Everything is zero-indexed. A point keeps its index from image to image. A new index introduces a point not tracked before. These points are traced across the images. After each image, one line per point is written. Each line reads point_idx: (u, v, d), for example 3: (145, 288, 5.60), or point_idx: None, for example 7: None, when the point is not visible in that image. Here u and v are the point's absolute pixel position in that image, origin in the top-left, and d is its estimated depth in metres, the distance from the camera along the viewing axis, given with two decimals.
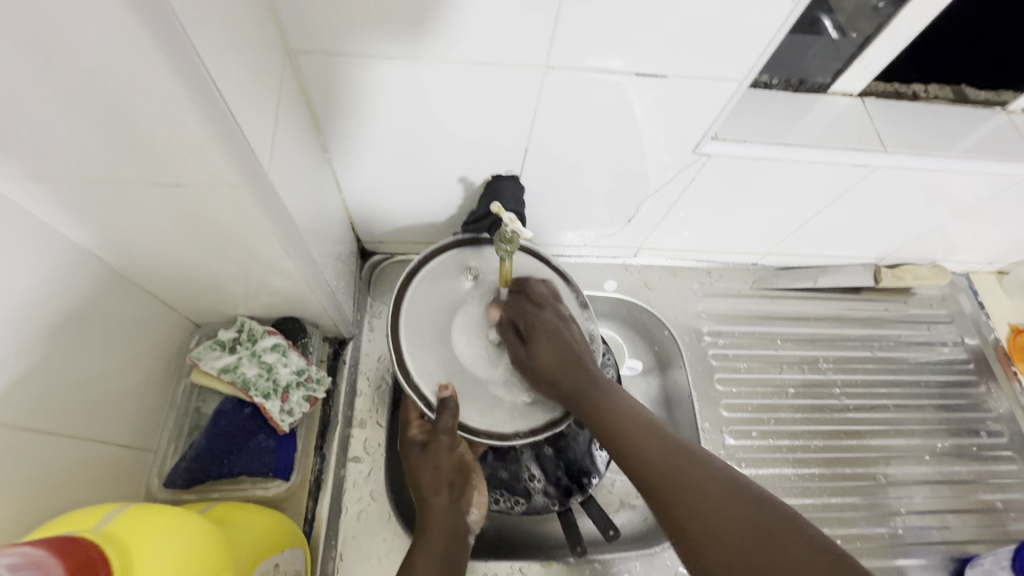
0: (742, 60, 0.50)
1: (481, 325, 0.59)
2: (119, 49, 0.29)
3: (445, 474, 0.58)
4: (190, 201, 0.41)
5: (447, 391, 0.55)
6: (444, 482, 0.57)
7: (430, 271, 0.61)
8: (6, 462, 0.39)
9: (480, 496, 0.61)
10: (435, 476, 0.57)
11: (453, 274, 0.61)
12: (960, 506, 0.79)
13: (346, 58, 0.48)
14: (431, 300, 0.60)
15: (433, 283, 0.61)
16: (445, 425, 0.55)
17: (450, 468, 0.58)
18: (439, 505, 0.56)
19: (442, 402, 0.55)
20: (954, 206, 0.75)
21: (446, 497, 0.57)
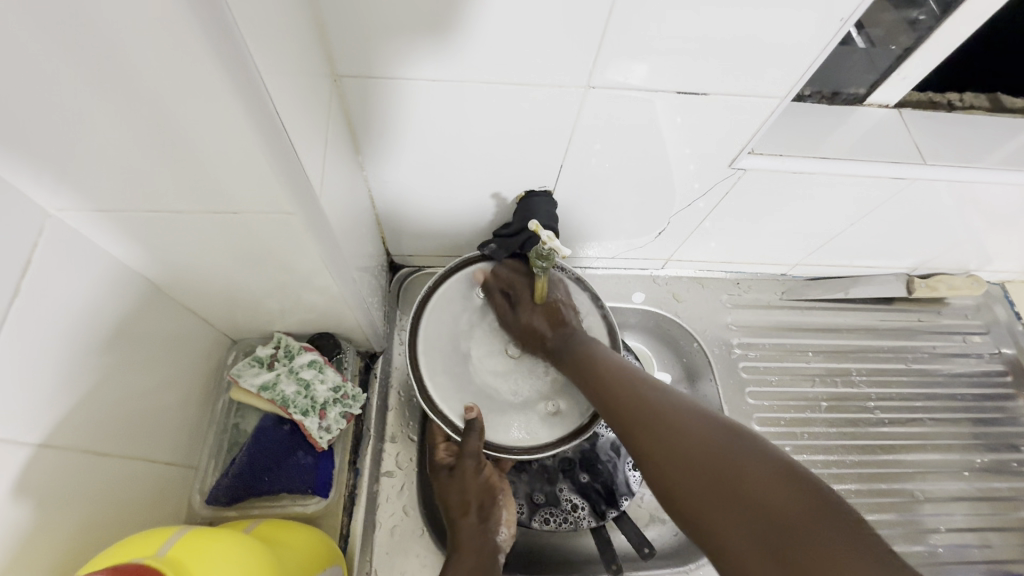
0: (785, 77, 0.49)
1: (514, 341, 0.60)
2: (192, 86, 0.30)
3: (473, 494, 0.58)
4: (239, 225, 0.42)
5: (472, 413, 0.55)
6: (473, 503, 0.57)
7: (459, 287, 0.62)
8: (69, 484, 0.40)
9: (510, 513, 0.60)
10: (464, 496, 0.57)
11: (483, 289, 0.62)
12: (1001, 524, 0.77)
13: (389, 78, 0.48)
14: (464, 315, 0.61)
15: (464, 299, 0.61)
16: (472, 446, 0.55)
17: (476, 489, 0.58)
18: (468, 528, 0.56)
19: (468, 424, 0.55)
20: (992, 217, 0.73)
21: (475, 519, 0.57)
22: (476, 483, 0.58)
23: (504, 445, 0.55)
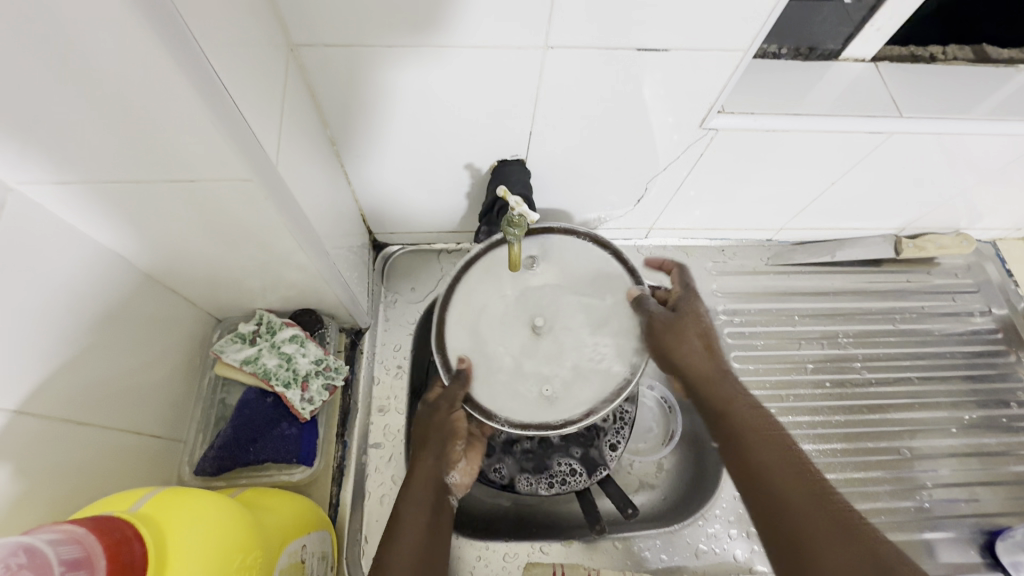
0: (746, 30, 0.49)
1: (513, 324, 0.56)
2: (127, 51, 0.30)
3: (437, 438, 0.56)
4: (202, 196, 0.42)
5: (464, 364, 0.52)
6: (436, 448, 0.57)
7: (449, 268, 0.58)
8: (45, 452, 0.41)
9: (469, 462, 0.59)
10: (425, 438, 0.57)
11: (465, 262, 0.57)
12: (990, 479, 0.77)
13: (352, 50, 0.49)
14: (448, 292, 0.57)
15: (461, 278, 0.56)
16: (454, 395, 0.51)
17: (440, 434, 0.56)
18: (422, 473, 0.56)
19: (456, 373, 0.52)
20: (977, 171, 0.72)
21: (432, 461, 0.57)
22: (447, 428, 0.56)
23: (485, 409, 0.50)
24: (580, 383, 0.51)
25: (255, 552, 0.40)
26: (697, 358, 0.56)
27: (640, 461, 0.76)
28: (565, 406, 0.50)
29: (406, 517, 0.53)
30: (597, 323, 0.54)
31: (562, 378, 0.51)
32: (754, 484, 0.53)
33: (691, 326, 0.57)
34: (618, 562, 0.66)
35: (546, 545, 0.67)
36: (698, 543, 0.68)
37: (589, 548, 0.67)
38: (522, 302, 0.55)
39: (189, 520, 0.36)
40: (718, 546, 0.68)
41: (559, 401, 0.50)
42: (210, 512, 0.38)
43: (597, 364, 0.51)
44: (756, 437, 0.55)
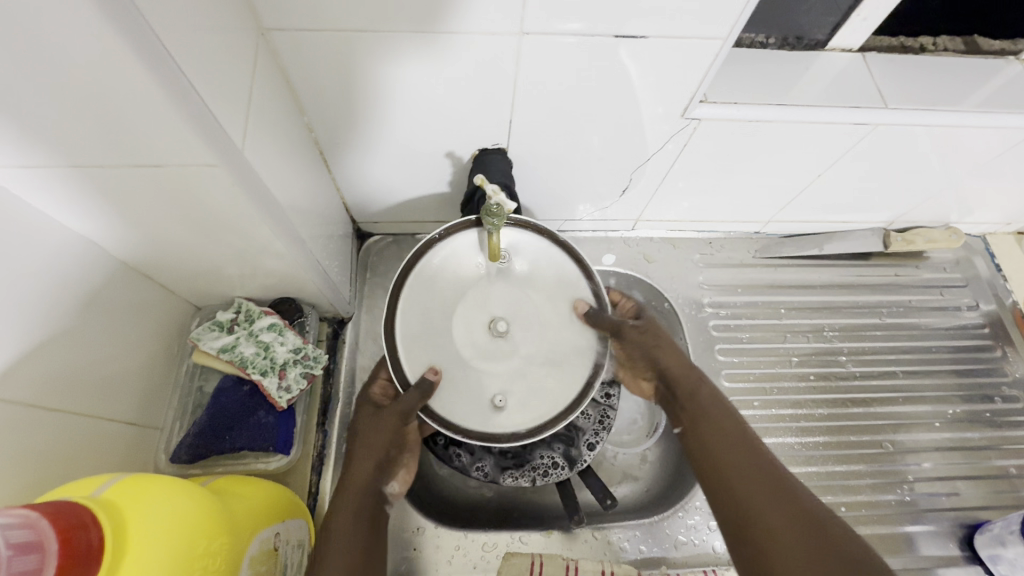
0: (725, 17, 0.48)
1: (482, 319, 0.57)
2: (76, 31, 0.30)
3: (381, 444, 0.53)
4: (168, 181, 0.42)
5: (435, 375, 0.53)
6: (380, 451, 0.53)
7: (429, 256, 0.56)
8: (12, 438, 0.41)
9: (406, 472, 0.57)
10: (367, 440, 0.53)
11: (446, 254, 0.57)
12: (972, 473, 0.77)
13: (323, 34, 0.48)
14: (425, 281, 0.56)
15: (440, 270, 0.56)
16: (409, 404, 0.51)
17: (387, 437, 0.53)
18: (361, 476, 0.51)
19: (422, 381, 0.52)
20: (965, 165, 0.72)
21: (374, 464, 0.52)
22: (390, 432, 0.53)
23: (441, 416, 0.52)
24: (534, 395, 0.54)
25: (221, 544, 0.40)
26: (666, 357, 0.56)
27: (625, 453, 0.76)
28: (514, 418, 0.53)
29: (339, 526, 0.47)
30: (551, 337, 0.56)
31: (516, 388, 0.54)
32: (708, 469, 0.46)
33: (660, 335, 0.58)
34: (597, 553, 0.66)
35: (526, 536, 0.66)
36: (678, 534, 0.69)
37: (569, 538, 0.67)
38: (482, 304, 0.57)
39: (152, 511, 0.36)
40: (698, 537, 0.68)
41: (512, 409, 0.53)
42: (175, 502, 0.37)
43: (546, 379, 0.55)
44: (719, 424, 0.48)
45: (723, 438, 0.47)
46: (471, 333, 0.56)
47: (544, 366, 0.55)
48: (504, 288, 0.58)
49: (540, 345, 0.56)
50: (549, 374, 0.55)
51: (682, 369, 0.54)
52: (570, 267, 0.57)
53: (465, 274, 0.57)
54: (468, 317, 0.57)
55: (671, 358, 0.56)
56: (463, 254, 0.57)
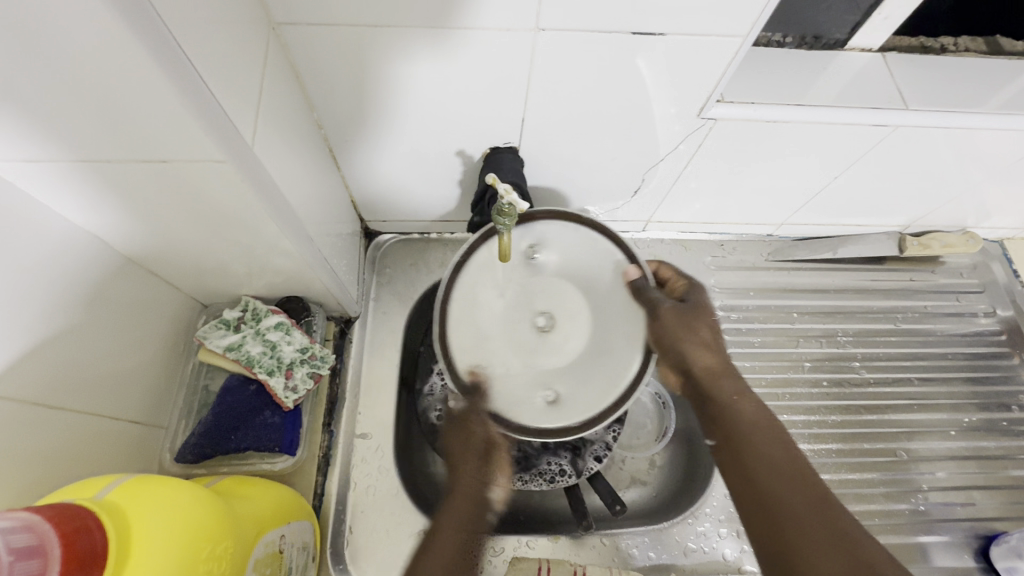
0: (746, 13, 0.47)
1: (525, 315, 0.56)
2: (82, 22, 0.29)
3: (467, 452, 0.52)
4: (176, 178, 0.41)
5: (478, 377, 0.53)
6: (471, 460, 0.51)
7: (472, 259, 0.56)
8: (17, 436, 0.41)
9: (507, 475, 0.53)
10: (458, 453, 0.52)
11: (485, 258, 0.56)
12: (987, 483, 0.76)
13: (334, 28, 0.47)
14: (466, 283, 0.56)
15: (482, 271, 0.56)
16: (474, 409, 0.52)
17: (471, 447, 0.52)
18: (462, 482, 0.50)
19: (473, 387, 0.53)
20: (986, 168, 0.70)
21: (472, 475, 0.51)
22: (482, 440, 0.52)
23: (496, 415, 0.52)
24: (582, 386, 0.53)
25: (225, 549, 0.39)
26: (701, 353, 0.50)
27: (633, 458, 0.75)
28: (563, 411, 0.52)
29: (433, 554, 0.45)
30: (598, 326, 0.55)
31: (564, 381, 0.53)
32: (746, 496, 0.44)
33: (699, 320, 0.51)
34: (606, 559, 0.65)
35: (533, 540, 0.65)
36: (687, 541, 0.67)
37: (577, 544, 0.66)
38: (524, 299, 0.56)
39: (157, 515, 0.35)
40: (708, 544, 0.67)
41: (564, 401, 0.52)
42: (181, 505, 0.37)
43: (594, 368, 0.53)
44: (754, 443, 0.45)
45: (769, 468, 0.44)
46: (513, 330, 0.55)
47: (590, 354, 0.54)
48: (545, 280, 0.56)
49: (585, 333, 0.55)
50: (594, 364, 0.53)
51: (717, 373, 0.50)
52: (604, 244, 0.56)
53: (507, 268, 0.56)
54: (511, 315, 0.56)
55: (707, 357, 0.50)
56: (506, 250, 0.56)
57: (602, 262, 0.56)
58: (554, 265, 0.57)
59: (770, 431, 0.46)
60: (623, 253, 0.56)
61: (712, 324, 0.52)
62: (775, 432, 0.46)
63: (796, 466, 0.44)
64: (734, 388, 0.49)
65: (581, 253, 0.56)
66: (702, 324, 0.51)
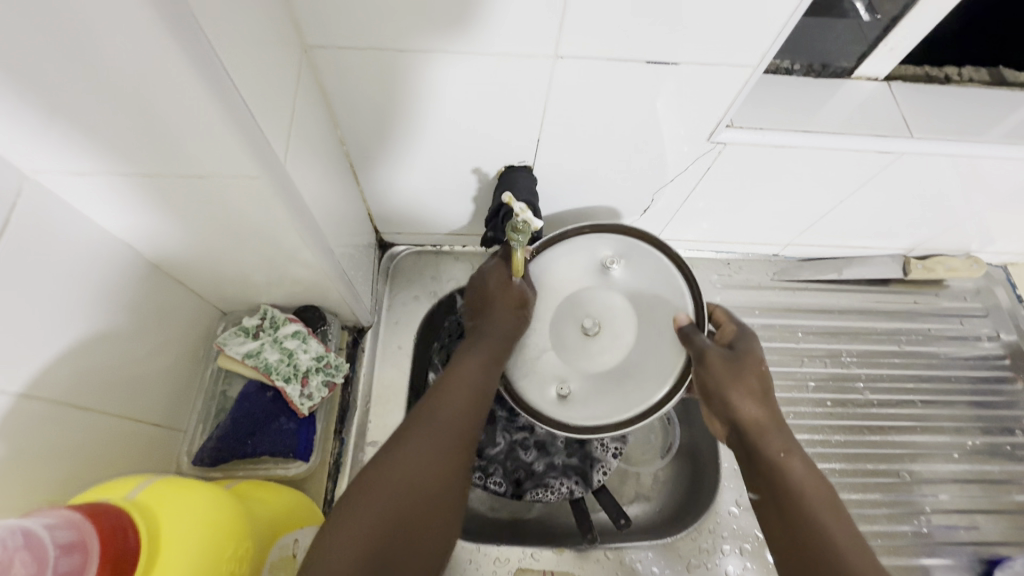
0: (758, 44, 0.49)
1: (577, 316, 0.60)
2: (138, 47, 0.31)
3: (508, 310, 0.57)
4: (211, 190, 0.43)
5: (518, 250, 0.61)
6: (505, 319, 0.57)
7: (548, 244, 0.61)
8: (49, 435, 0.42)
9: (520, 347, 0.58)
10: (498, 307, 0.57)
11: (556, 246, 0.61)
12: (991, 507, 0.76)
13: (363, 51, 0.49)
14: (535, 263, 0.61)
15: (551, 258, 0.61)
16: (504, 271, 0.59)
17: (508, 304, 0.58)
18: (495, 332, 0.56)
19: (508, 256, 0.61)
20: (990, 195, 0.71)
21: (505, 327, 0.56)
22: (501, 326, 0.56)
23: (522, 402, 0.56)
24: (597, 398, 0.56)
25: (245, 552, 0.40)
26: (749, 404, 0.50)
27: (638, 474, 0.76)
28: (572, 410, 0.56)
29: (444, 403, 0.49)
30: (635, 351, 0.58)
31: (584, 385, 0.57)
32: (794, 560, 0.44)
33: (748, 370, 0.51)
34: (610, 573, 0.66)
35: (538, 552, 0.66)
36: (692, 557, 0.68)
37: (582, 557, 0.67)
38: (584, 299, 0.60)
39: (185, 514, 0.37)
40: (712, 561, 0.68)
41: (572, 404, 0.56)
42: (206, 506, 0.38)
43: (617, 385, 0.57)
44: (803, 505, 0.45)
45: (815, 531, 0.44)
46: (561, 326, 0.60)
47: (616, 375, 0.57)
48: (607, 294, 0.60)
49: (623, 354, 0.58)
50: (618, 384, 0.57)
51: (763, 426, 0.49)
52: (676, 279, 0.57)
53: (576, 266, 0.61)
54: (566, 309, 0.60)
55: (753, 408, 0.50)
56: (576, 253, 0.61)
57: (665, 290, 0.57)
58: (617, 283, 0.60)
59: (818, 493, 0.46)
60: (694, 302, 0.56)
61: (762, 376, 0.52)
62: (824, 494, 0.46)
63: (844, 532, 0.44)
64: (782, 443, 0.49)
65: (645, 280, 0.59)
66: (749, 373, 0.51)
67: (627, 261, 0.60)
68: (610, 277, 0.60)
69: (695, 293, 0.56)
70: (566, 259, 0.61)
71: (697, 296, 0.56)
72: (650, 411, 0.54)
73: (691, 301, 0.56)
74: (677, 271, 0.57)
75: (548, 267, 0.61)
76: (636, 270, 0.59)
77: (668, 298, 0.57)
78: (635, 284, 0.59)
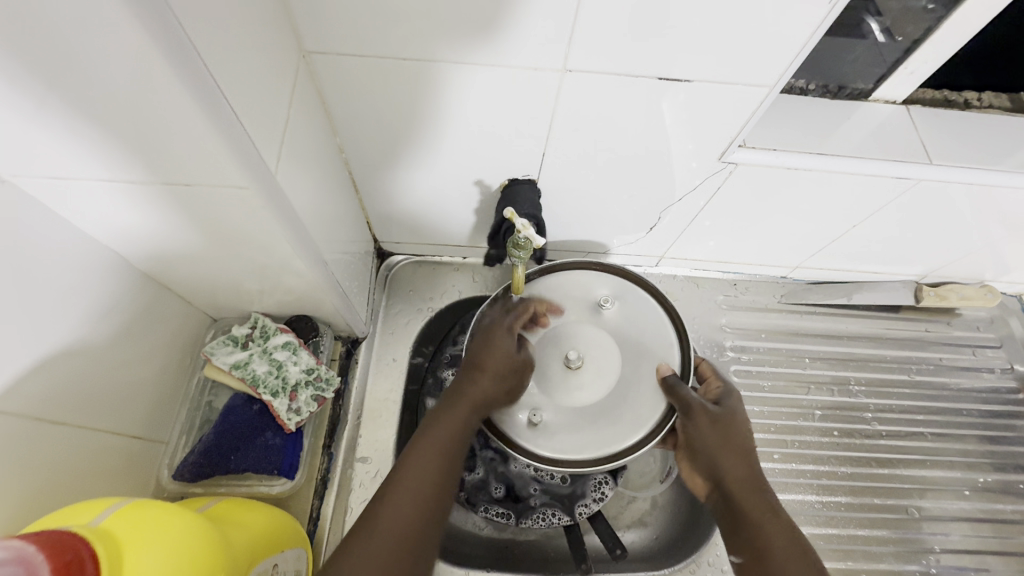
0: (775, 64, 0.47)
1: (561, 345, 0.55)
2: (122, 51, 0.29)
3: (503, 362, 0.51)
4: (202, 200, 0.41)
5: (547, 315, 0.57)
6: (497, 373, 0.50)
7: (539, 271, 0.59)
8: (18, 451, 0.40)
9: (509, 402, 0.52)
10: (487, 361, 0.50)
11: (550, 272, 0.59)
12: (1002, 548, 0.73)
13: (365, 58, 0.47)
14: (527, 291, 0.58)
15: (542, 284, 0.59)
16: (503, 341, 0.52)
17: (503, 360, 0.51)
18: (481, 387, 0.49)
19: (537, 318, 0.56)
20: (1007, 225, 0.69)
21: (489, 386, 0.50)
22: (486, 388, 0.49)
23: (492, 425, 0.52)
24: (566, 432, 0.51)
25: None
26: (732, 462, 0.49)
27: (640, 500, 0.73)
28: (536, 439, 0.51)
29: (426, 455, 0.45)
30: (616, 393, 0.53)
31: (556, 416, 0.52)
32: None
33: (731, 426, 0.50)
34: None
35: None
36: None
37: None
38: (570, 332, 0.56)
39: (149, 545, 0.34)
40: None
41: (538, 434, 0.51)
42: (175, 536, 0.36)
43: (589, 423, 0.52)
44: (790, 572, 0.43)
45: None
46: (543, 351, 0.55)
47: (591, 413, 0.52)
48: (596, 330, 0.56)
49: (602, 394, 0.53)
50: (592, 421, 0.52)
51: (746, 487, 0.48)
52: (669, 330, 0.55)
53: (566, 296, 0.58)
54: (551, 337, 0.56)
55: (736, 468, 0.49)
56: (570, 287, 0.58)
57: (656, 339, 0.55)
58: (608, 321, 0.57)
59: (804, 559, 0.43)
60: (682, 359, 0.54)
61: (744, 435, 0.51)
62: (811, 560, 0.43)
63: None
64: (763, 505, 0.47)
65: (641, 320, 0.56)
66: (732, 431, 0.50)
67: (624, 301, 0.57)
68: (602, 314, 0.57)
69: (689, 346, 0.54)
70: (560, 287, 0.58)
71: (688, 349, 0.54)
72: (620, 456, 0.50)
73: (683, 354, 0.54)
74: (669, 320, 0.55)
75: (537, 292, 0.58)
76: (630, 311, 0.57)
77: (658, 346, 0.54)
78: (625, 325, 0.56)
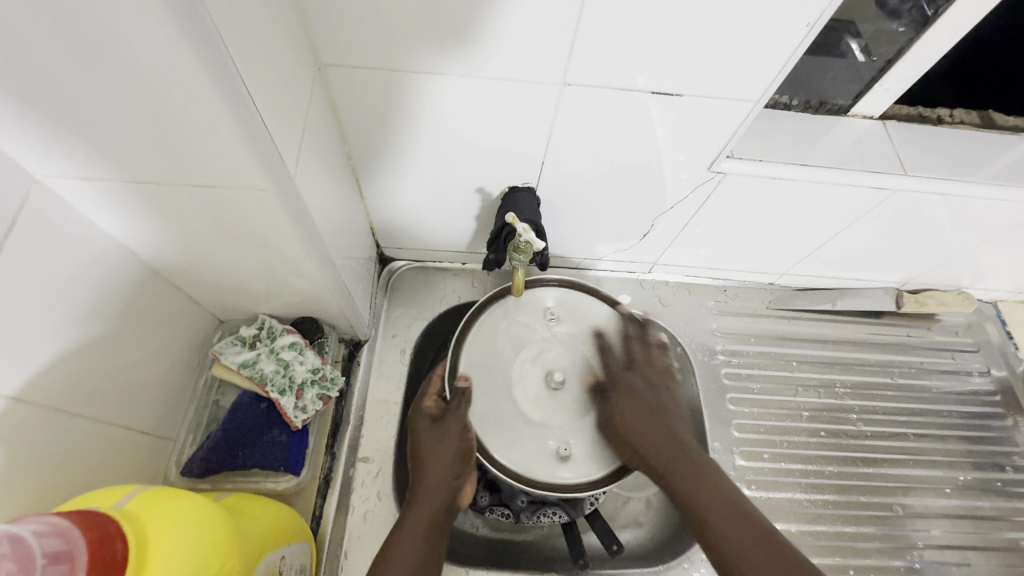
0: (759, 79, 0.51)
1: (538, 373, 0.61)
2: (162, 61, 0.32)
3: (452, 450, 0.57)
4: (221, 201, 0.43)
5: (464, 381, 0.59)
6: (449, 461, 0.56)
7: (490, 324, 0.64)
8: (41, 441, 0.42)
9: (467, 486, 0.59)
10: (436, 452, 0.57)
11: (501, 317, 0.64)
12: (982, 543, 0.76)
13: (376, 70, 0.50)
14: (486, 349, 0.62)
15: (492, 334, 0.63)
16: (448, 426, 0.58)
17: (454, 446, 0.57)
18: (435, 475, 0.56)
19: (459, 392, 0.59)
20: (979, 234, 0.73)
21: (444, 474, 0.56)
22: (443, 475, 0.56)
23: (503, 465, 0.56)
24: (591, 446, 0.57)
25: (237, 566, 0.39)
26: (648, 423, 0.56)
27: (637, 498, 0.75)
28: (573, 470, 0.56)
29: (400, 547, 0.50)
30: (596, 388, 0.60)
31: (568, 439, 0.58)
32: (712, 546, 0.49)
33: (629, 393, 0.58)
34: None
35: None
36: None
37: None
38: (537, 355, 0.62)
39: (173, 525, 0.36)
40: None
41: (572, 463, 0.56)
42: (196, 519, 0.37)
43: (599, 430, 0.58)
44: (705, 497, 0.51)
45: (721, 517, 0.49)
46: (523, 383, 0.61)
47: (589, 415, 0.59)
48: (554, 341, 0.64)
49: (588, 398, 0.60)
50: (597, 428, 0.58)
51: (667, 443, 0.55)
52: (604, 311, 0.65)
53: (523, 326, 0.64)
54: (526, 371, 0.61)
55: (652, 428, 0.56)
56: (520, 314, 0.65)
57: (597, 330, 0.64)
58: (562, 330, 0.64)
59: (711, 483, 0.52)
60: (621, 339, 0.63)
61: (651, 390, 0.59)
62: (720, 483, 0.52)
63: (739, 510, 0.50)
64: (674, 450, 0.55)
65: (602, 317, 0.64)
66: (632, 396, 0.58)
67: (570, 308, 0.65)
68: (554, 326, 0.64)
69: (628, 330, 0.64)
70: (515, 322, 0.64)
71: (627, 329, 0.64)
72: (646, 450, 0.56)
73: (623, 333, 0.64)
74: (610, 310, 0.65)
75: (493, 339, 0.63)
76: (580, 312, 0.65)
77: (604, 330, 0.64)
78: (581, 325, 0.64)
